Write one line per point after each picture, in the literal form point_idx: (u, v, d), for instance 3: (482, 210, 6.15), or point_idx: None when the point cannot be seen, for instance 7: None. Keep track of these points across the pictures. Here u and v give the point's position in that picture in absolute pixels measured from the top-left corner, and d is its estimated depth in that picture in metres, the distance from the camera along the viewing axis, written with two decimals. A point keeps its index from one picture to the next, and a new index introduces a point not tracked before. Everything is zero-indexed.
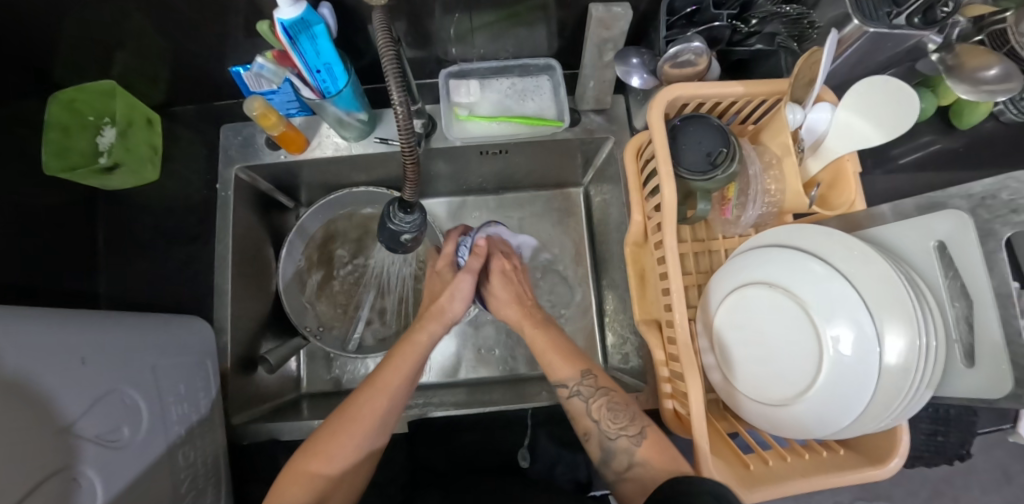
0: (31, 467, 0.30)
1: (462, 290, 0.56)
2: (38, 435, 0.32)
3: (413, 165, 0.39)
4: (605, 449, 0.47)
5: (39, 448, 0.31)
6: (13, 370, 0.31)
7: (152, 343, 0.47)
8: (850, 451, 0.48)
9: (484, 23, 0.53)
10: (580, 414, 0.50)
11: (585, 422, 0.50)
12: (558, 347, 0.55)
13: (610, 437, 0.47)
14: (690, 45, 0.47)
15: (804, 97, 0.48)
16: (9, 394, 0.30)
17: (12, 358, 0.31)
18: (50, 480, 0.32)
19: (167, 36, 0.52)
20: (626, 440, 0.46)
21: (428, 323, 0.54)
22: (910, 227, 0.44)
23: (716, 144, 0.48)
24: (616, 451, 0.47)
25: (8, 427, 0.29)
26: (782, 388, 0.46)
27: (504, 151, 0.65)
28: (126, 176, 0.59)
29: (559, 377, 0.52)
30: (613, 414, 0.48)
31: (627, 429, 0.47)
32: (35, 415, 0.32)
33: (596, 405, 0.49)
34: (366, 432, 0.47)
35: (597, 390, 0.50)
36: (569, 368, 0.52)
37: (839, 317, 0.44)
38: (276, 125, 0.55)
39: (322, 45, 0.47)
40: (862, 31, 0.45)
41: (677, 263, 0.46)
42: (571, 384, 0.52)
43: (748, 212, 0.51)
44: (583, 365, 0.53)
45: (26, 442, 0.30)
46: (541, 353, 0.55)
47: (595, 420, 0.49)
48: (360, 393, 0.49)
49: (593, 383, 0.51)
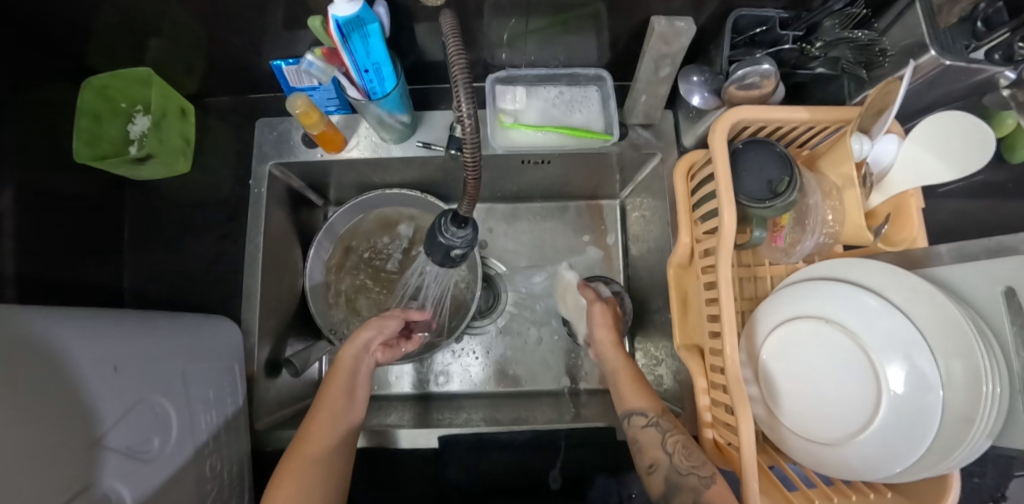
0: (59, 489, 0.28)
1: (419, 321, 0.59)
2: (69, 451, 0.30)
3: (474, 178, 0.36)
4: (669, 484, 0.43)
5: (69, 467, 0.29)
6: (39, 384, 0.29)
7: (182, 348, 0.45)
8: (898, 494, 0.46)
9: (537, 28, 0.51)
10: (651, 444, 0.47)
11: (655, 452, 0.46)
12: (639, 381, 0.53)
13: (680, 472, 0.43)
14: (759, 68, 0.46)
15: (872, 127, 0.46)
16: (35, 409, 0.28)
17: (39, 372, 0.29)
18: (79, 499, 0.30)
19: (204, 26, 0.50)
20: (695, 478, 0.42)
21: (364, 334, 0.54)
22: (977, 269, 0.42)
23: (778, 172, 0.46)
24: (681, 487, 0.42)
25: (35, 448, 0.27)
26: (834, 427, 0.44)
27: (546, 161, 0.63)
28: (157, 167, 0.57)
29: (637, 405, 0.49)
30: (687, 451, 0.44)
31: (699, 468, 0.43)
32: (66, 431, 0.30)
33: (672, 439, 0.46)
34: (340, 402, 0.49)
35: (673, 428, 0.48)
36: (649, 400, 0.50)
37: (896, 356, 0.42)
38: (317, 124, 0.53)
39: (373, 44, 0.45)
40: (939, 63, 0.43)
41: (731, 292, 0.45)
42: (649, 415, 0.49)
43: (804, 242, 0.49)
44: (664, 404, 0.50)
45: (55, 461, 0.28)
46: (619, 382, 0.54)
47: (668, 452, 0.45)
48: (326, 387, 0.50)
49: (671, 420, 0.48)
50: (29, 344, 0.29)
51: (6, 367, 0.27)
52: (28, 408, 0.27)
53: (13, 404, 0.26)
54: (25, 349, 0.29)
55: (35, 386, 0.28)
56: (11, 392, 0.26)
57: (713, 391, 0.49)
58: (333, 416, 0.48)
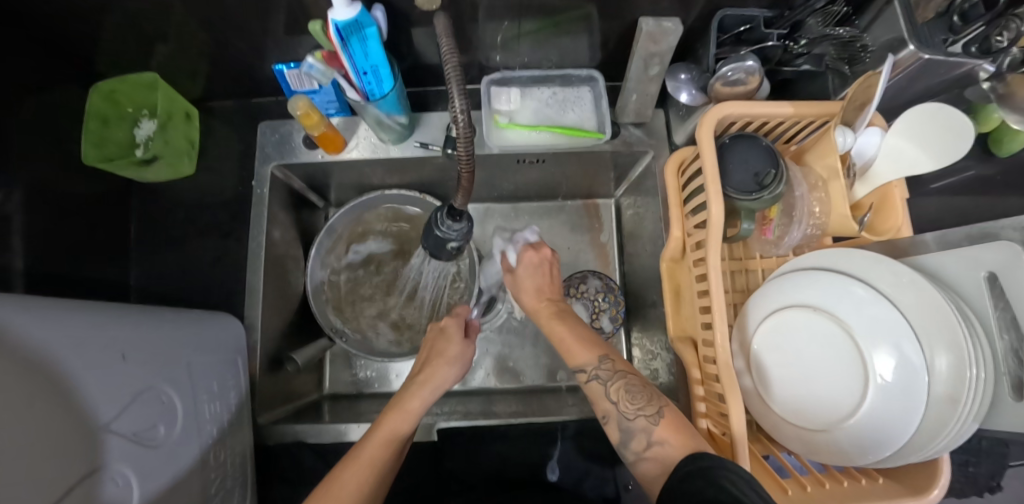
0: (68, 469, 0.29)
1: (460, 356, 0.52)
2: (78, 434, 0.31)
3: (468, 171, 0.38)
4: (623, 430, 0.44)
5: (78, 449, 0.31)
6: (50, 368, 0.30)
7: (186, 341, 0.46)
8: (890, 479, 0.46)
9: (530, 30, 0.53)
10: (597, 396, 0.47)
11: (603, 405, 0.46)
12: (576, 332, 0.51)
13: (629, 418, 0.44)
14: (744, 64, 0.47)
15: (854, 121, 0.47)
16: (47, 392, 0.29)
17: (51, 356, 0.31)
18: (87, 481, 0.31)
19: (209, 32, 0.52)
20: (643, 420, 0.43)
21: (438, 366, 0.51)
22: (960, 256, 0.43)
23: (764, 165, 0.47)
24: (633, 431, 0.43)
25: (47, 427, 0.28)
26: (825, 413, 0.45)
27: (541, 160, 0.64)
28: (163, 168, 0.59)
29: (576, 361, 0.49)
30: (631, 394, 0.45)
31: (646, 410, 0.43)
32: (75, 414, 0.31)
33: (614, 387, 0.46)
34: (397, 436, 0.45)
35: (615, 374, 0.47)
36: (586, 352, 0.49)
37: (884, 343, 0.43)
38: (317, 126, 0.55)
39: (371, 47, 0.46)
40: (918, 58, 0.45)
41: (719, 282, 0.46)
42: (589, 369, 0.48)
43: (791, 233, 0.51)
44: (602, 350, 0.49)
45: (65, 442, 0.30)
46: (557, 339, 0.52)
47: (613, 402, 0.45)
48: (387, 413, 0.46)
49: (612, 367, 0.47)
50: (40, 330, 0.31)
51: (19, 351, 0.28)
52: (40, 390, 0.29)
53: (27, 384, 0.28)
54: (37, 334, 0.30)
55: (47, 370, 0.30)
56: (24, 373, 0.28)
57: (706, 381, 0.50)
58: (370, 466, 0.42)
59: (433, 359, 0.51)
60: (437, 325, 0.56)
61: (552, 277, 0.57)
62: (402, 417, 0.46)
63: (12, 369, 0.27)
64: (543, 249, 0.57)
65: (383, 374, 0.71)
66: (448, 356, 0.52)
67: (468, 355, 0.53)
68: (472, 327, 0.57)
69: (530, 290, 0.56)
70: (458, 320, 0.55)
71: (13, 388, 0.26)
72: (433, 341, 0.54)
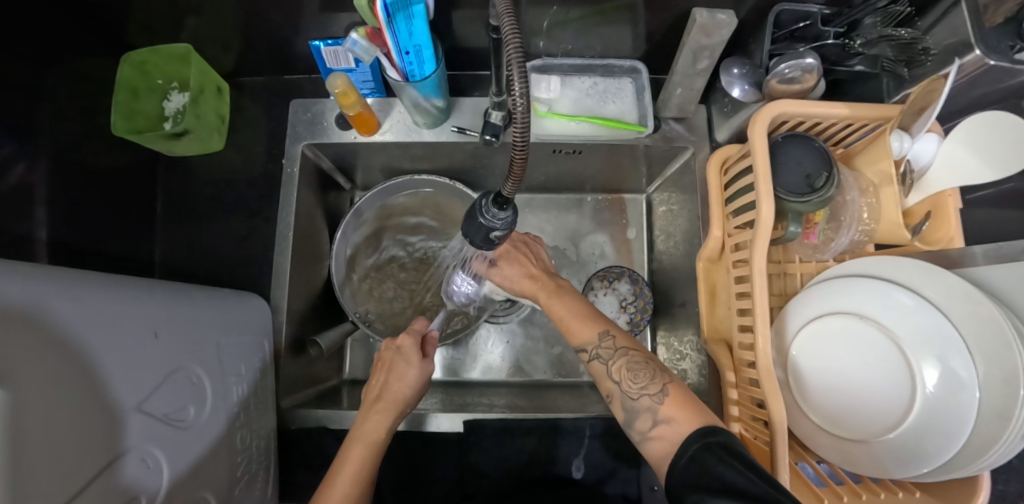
0: (92, 455, 0.28)
1: (412, 376, 0.48)
2: (103, 418, 0.30)
3: (520, 158, 0.35)
4: (627, 410, 0.42)
5: (102, 434, 0.29)
6: (83, 346, 0.29)
7: (216, 321, 0.45)
8: (928, 494, 0.45)
9: (576, 17, 0.51)
10: (602, 376, 0.46)
11: (607, 384, 0.45)
12: (576, 310, 0.49)
13: (632, 397, 0.42)
14: (802, 62, 0.46)
15: (912, 125, 0.46)
16: (74, 373, 0.28)
17: (83, 334, 0.29)
18: (112, 464, 0.30)
19: (243, 5, 0.50)
20: (648, 399, 0.41)
21: (397, 387, 0.48)
22: (1017, 269, 0.41)
23: (816, 167, 0.46)
24: (638, 411, 0.41)
25: (71, 412, 0.27)
26: (865, 423, 0.45)
27: (578, 151, 0.63)
28: (192, 143, 0.58)
29: (578, 339, 0.47)
30: (633, 373, 0.43)
31: (648, 388, 0.42)
32: (102, 397, 0.30)
33: (616, 366, 0.44)
34: (365, 466, 0.43)
35: (617, 351, 0.45)
36: (588, 329, 0.47)
37: (931, 353, 0.42)
38: (354, 105, 0.53)
39: (416, 25, 0.44)
40: (983, 63, 0.43)
41: (764, 285, 0.44)
42: (591, 348, 0.47)
43: (839, 237, 0.50)
44: (603, 325, 0.47)
45: (89, 427, 0.28)
46: (557, 321, 0.50)
47: (616, 381, 0.44)
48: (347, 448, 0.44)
49: (614, 344, 0.46)
50: (73, 304, 0.30)
51: (50, 330, 0.27)
52: (67, 371, 0.27)
53: (54, 365, 0.26)
54: (71, 310, 0.29)
55: (77, 349, 0.29)
56: (51, 355, 0.27)
57: (741, 385, 0.49)
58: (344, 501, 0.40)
59: (388, 381, 0.48)
60: (390, 343, 0.51)
61: (541, 259, 0.56)
62: (369, 451, 0.44)
63: (41, 350, 0.26)
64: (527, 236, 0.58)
65: None
66: (405, 378, 0.48)
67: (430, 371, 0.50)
68: (431, 341, 0.53)
69: (519, 276, 0.54)
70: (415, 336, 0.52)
71: (38, 371, 0.25)
72: (388, 363, 0.50)
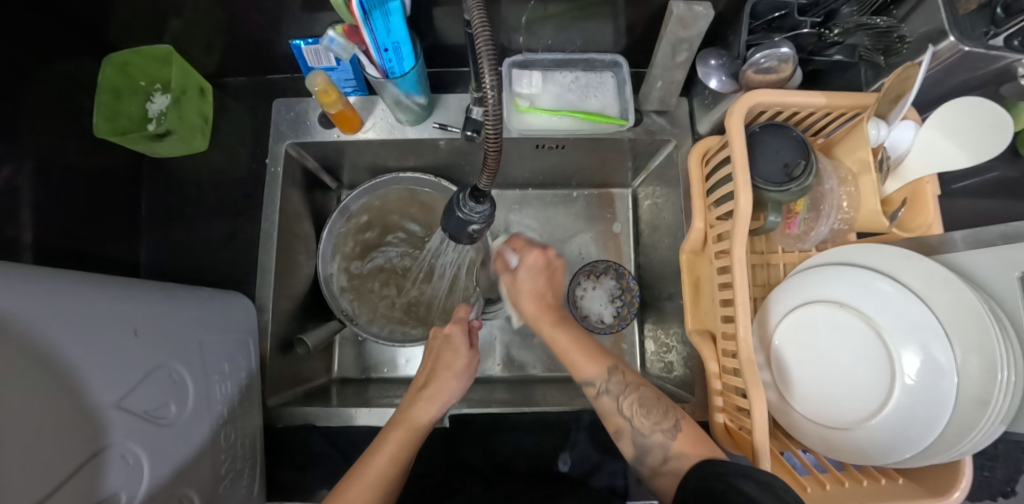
0: (70, 450, 0.28)
1: (457, 366, 0.52)
2: (81, 415, 0.30)
3: (494, 152, 0.35)
4: (638, 446, 0.45)
5: (81, 429, 0.30)
6: (59, 344, 0.29)
7: (197, 318, 0.45)
8: (910, 480, 0.45)
9: (555, 13, 0.51)
10: (609, 412, 0.48)
11: (617, 419, 0.48)
12: (580, 345, 0.52)
13: (643, 433, 0.45)
14: (777, 51, 0.47)
15: (889, 113, 0.46)
16: (51, 369, 0.28)
17: (61, 331, 0.30)
18: (91, 462, 0.30)
19: (224, 7, 0.50)
20: (660, 435, 0.44)
21: (446, 381, 0.51)
22: (991, 256, 0.41)
23: (793, 156, 0.46)
24: (650, 446, 0.45)
25: (47, 408, 0.27)
26: (846, 412, 0.44)
27: (560, 146, 0.63)
28: (176, 144, 0.58)
29: (585, 376, 0.49)
30: (645, 410, 0.46)
31: (661, 424, 0.45)
32: (80, 393, 0.30)
33: (627, 402, 0.47)
34: (404, 453, 0.45)
35: (626, 387, 0.48)
36: (594, 366, 0.50)
37: (911, 341, 0.42)
38: (335, 103, 0.54)
39: (394, 22, 0.44)
40: (957, 49, 0.43)
41: (744, 275, 0.44)
42: (599, 383, 0.49)
43: (819, 227, 0.50)
44: (610, 361, 0.50)
45: (68, 423, 0.28)
46: (561, 352, 0.52)
47: (627, 417, 0.47)
48: (389, 429, 0.47)
49: (622, 380, 0.49)
50: (51, 302, 0.30)
51: (27, 326, 0.27)
52: (42, 366, 0.27)
53: (28, 360, 0.27)
54: (49, 308, 0.30)
55: (52, 347, 0.29)
56: (28, 353, 0.27)
57: (724, 375, 0.49)
58: (370, 483, 0.42)
59: (437, 372, 0.52)
60: (439, 332, 0.55)
61: (552, 279, 0.55)
62: (410, 434, 0.47)
63: (16, 349, 0.26)
64: (551, 250, 0.55)
65: (391, 359, 0.71)
66: (454, 369, 0.52)
67: (473, 365, 0.53)
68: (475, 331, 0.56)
69: (529, 293, 0.54)
70: (462, 327, 0.55)
71: (13, 367, 0.25)
72: (439, 352, 0.53)
